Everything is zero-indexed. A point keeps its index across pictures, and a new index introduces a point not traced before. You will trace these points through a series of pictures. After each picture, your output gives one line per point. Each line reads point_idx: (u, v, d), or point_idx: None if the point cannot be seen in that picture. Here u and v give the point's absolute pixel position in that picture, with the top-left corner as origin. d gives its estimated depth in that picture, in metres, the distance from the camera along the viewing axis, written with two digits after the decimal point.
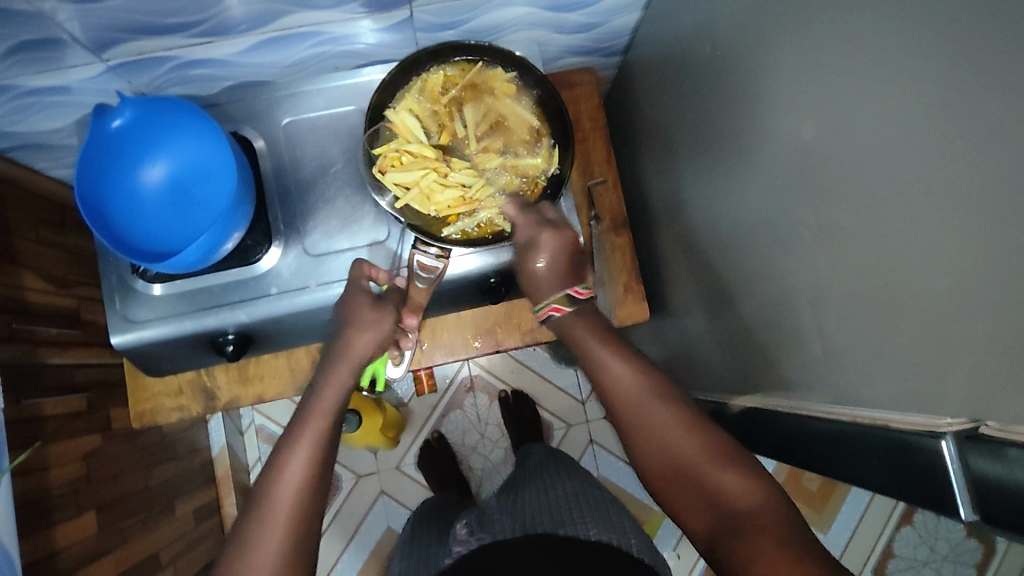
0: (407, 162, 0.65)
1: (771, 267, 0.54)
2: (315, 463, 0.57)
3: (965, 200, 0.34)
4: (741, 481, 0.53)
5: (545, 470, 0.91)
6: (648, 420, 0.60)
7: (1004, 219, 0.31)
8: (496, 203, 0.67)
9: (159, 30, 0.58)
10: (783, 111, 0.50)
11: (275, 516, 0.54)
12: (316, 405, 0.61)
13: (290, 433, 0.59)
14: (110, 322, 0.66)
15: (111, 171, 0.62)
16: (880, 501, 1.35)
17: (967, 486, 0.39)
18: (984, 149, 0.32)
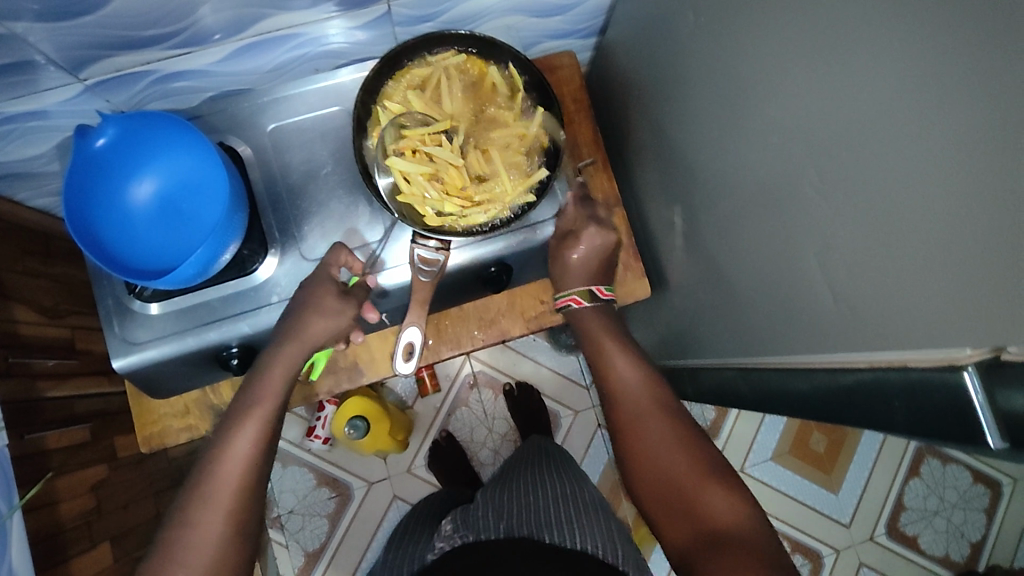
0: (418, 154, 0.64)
1: (772, 226, 0.55)
2: (259, 449, 0.59)
3: (966, 133, 0.34)
4: (728, 500, 0.58)
5: (531, 467, 0.91)
6: (659, 430, 0.65)
7: (1006, 146, 0.32)
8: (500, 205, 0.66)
9: (135, 44, 0.57)
10: (771, 70, 0.50)
11: (217, 496, 0.56)
12: (260, 390, 0.61)
13: (232, 419, 0.60)
14: (110, 346, 0.65)
15: (101, 190, 0.61)
16: (886, 456, 1.37)
17: (993, 416, 0.40)
18: (981, 80, 0.32)
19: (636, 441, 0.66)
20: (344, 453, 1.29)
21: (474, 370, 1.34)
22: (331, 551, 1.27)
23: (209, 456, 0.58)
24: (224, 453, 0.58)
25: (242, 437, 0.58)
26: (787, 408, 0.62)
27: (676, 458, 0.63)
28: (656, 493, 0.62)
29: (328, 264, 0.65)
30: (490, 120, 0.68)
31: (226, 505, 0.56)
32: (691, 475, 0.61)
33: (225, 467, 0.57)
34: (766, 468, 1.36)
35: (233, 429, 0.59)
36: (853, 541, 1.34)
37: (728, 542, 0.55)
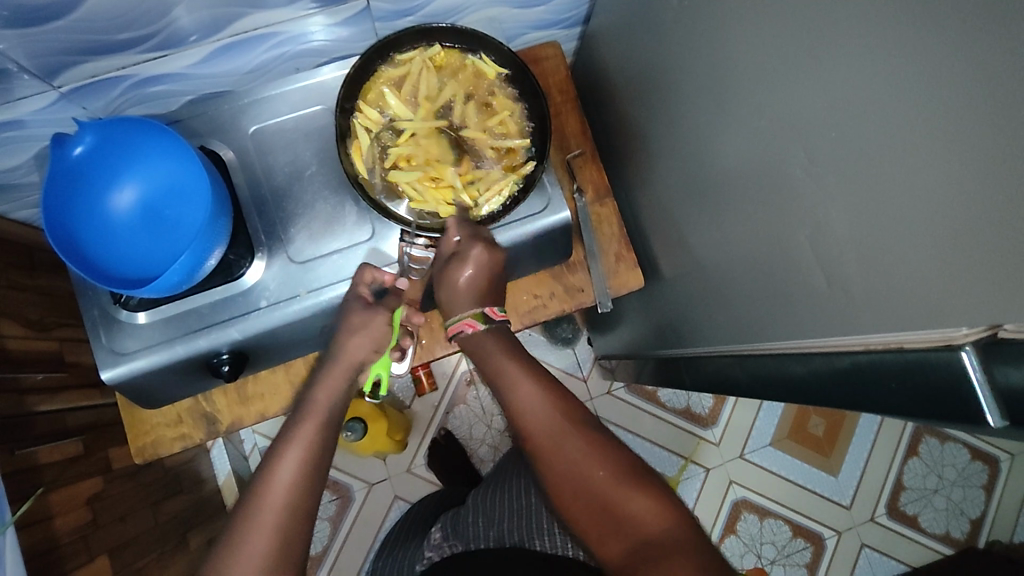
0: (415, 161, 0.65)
1: (763, 212, 0.54)
2: (305, 471, 0.59)
3: (956, 108, 0.33)
4: (652, 506, 0.56)
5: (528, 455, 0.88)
6: (572, 454, 0.59)
7: (996, 121, 0.31)
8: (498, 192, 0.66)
9: (110, 48, 0.56)
10: (757, 53, 0.49)
11: (263, 514, 0.57)
12: (310, 410, 0.62)
13: (283, 438, 0.61)
14: (98, 357, 0.64)
15: (81, 199, 0.60)
16: (885, 438, 1.37)
17: (992, 393, 0.39)
18: (969, 54, 0.32)
19: (553, 468, 0.59)
20: (343, 455, 1.29)
21: (471, 367, 1.33)
22: (332, 555, 1.26)
23: (260, 475, 0.59)
24: (273, 473, 0.58)
25: (288, 459, 0.59)
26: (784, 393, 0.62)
27: (594, 479, 0.58)
28: (580, 513, 0.58)
29: (356, 284, 0.65)
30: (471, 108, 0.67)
31: (271, 526, 0.56)
32: (607, 489, 0.57)
33: (274, 488, 0.58)
34: (765, 453, 1.36)
35: (280, 449, 0.60)
36: (854, 523, 1.34)
37: (654, 550, 0.53)
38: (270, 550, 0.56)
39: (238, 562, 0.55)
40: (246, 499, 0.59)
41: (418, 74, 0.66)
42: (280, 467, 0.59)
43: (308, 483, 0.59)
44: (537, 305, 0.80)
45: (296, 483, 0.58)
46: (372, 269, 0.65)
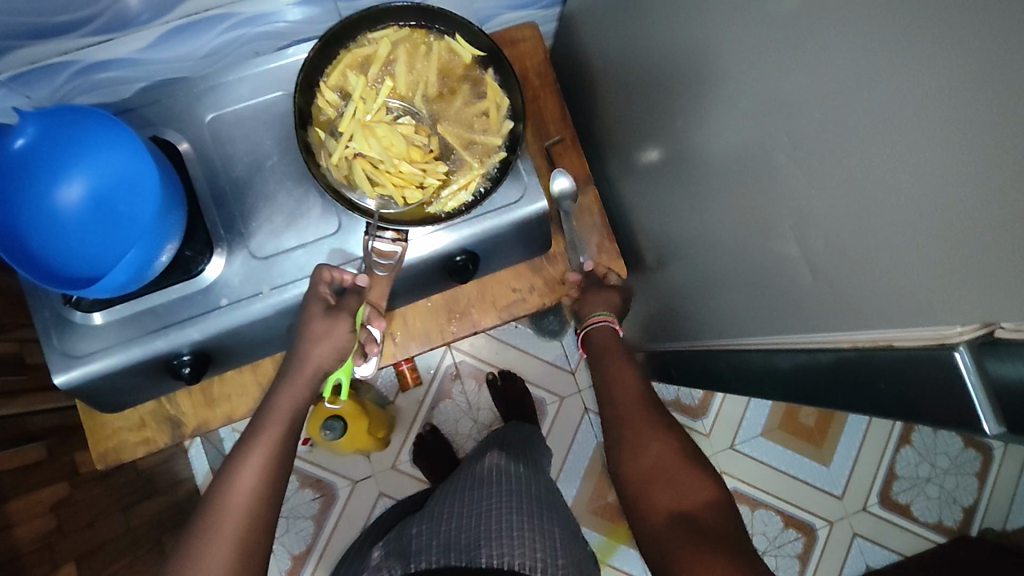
0: (373, 139, 0.60)
1: (746, 200, 0.51)
2: (267, 478, 0.57)
3: (957, 83, 0.30)
4: (705, 495, 0.60)
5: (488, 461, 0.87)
6: (641, 420, 0.68)
7: (998, 97, 0.28)
8: (462, 185, 0.62)
9: (48, 31, 0.52)
10: (739, 29, 0.46)
11: (224, 523, 0.54)
12: (270, 415, 0.60)
13: (242, 445, 0.59)
14: (50, 360, 0.61)
15: (24, 193, 0.56)
16: (877, 428, 1.35)
17: (988, 397, 0.37)
18: (971, 20, 0.28)
19: (624, 431, 0.68)
20: (325, 453, 1.26)
21: (456, 361, 1.30)
22: (317, 553, 1.24)
23: (218, 485, 0.57)
24: (230, 482, 0.56)
25: (249, 466, 0.57)
26: (771, 388, 0.59)
27: (664, 459, 0.64)
28: (637, 477, 0.64)
29: (313, 285, 0.61)
30: (442, 94, 0.64)
31: (230, 535, 0.54)
32: (669, 468, 0.62)
33: (232, 496, 0.56)
34: (756, 444, 1.34)
35: (241, 456, 0.57)
36: (846, 513, 1.33)
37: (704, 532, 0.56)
38: (231, 561, 0.53)
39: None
40: (206, 509, 0.56)
41: (386, 56, 0.62)
42: (238, 475, 0.57)
43: (269, 490, 0.57)
44: (516, 300, 0.77)
45: (254, 490, 0.56)
46: (330, 269, 0.62)
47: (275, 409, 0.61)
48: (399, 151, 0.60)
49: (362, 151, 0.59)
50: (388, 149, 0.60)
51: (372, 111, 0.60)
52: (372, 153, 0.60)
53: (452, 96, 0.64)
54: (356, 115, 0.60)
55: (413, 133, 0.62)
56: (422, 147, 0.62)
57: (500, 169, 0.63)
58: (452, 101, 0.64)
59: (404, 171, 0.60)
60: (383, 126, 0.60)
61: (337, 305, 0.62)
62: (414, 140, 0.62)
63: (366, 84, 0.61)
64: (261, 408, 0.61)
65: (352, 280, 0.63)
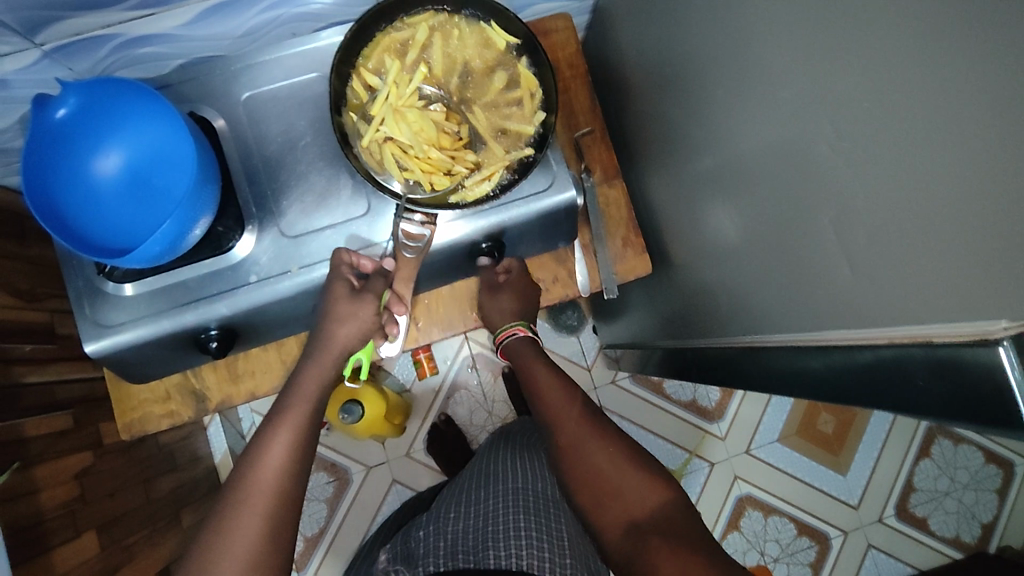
0: (403, 124, 0.60)
1: (782, 194, 0.51)
2: (295, 455, 0.58)
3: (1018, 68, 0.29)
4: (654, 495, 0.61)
5: (484, 460, 0.88)
6: (576, 429, 0.66)
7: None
8: (489, 175, 0.62)
9: (94, 4, 0.53)
10: (783, 18, 0.46)
11: (253, 498, 0.55)
12: (297, 394, 0.61)
13: (267, 426, 0.59)
14: (81, 329, 0.62)
15: (64, 162, 0.57)
16: (896, 437, 1.33)
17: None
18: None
19: (561, 440, 0.66)
20: (340, 437, 1.27)
21: (473, 352, 1.31)
22: (329, 537, 1.25)
23: (246, 461, 0.57)
24: (258, 459, 0.57)
25: (276, 444, 0.58)
26: (794, 387, 0.58)
27: (606, 462, 0.63)
28: (587, 486, 0.63)
29: (335, 266, 0.61)
30: (474, 82, 0.64)
31: (261, 510, 0.55)
32: (614, 477, 0.62)
33: (261, 473, 0.56)
34: (772, 450, 1.33)
35: (266, 436, 0.58)
36: (861, 523, 1.31)
37: (662, 535, 0.57)
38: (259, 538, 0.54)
39: (226, 548, 0.53)
40: (233, 482, 0.57)
41: (424, 42, 0.62)
42: (266, 452, 0.57)
43: (297, 467, 0.58)
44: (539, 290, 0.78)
45: (282, 467, 0.57)
46: (350, 251, 0.62)
47: (300, 387, 0.61)
48: (428, 137, 0.60)
49: (393, 135, 0.60)
50: (416, 135, 0.60)
51: (404, 96, 0.61)
52: (403, 138, 0.60)
53: (484, 86, 0.64)
54: (388, 100, 0.60)
55: (444, 120, 0.62)
56: (451, 135, 0.62)
57: (528, 161, 0.62)
58: (485, 92, 0.64)
59: (434, 158, 0.61)
60: (416, 112, 0.60)
61: (363, 288, 0.62)
62: (444, 127, 0.62)
63: (399, 70, 0.61)
64: (288, 387, 0.62)
65: (374, 265, 0.63)
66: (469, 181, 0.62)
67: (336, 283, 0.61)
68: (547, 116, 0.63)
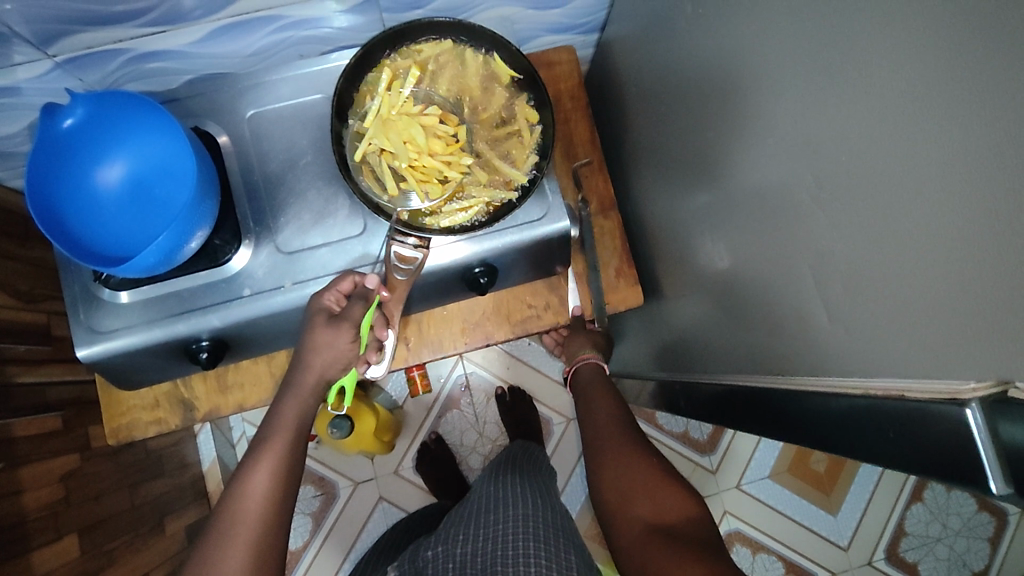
0: (394, 133, 0.60)
1: (768, 238, 0.51)
2: (278, 483, 0.58)
3: (987, 130, 0.30)
4: (679, 504, 0.66)
5: (491, 487, 0.87)
6: (619, 452, 0.75)
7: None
8: (471, 206, 0.63)
9: (106, 20, 0.55)
10: (772, 66, 0.46)
11: (237, 530, 0.55)
12: (279, 419, 0.61)
13: (252, 453, 0.59)
14: (75, 334, 0.63)
15: (68, 170, 0.58)
16: (888, 480, 1.32)
17: (997, 457, 0.36)
18: (1011, 69, 0.28)
19: (606, 462, 0.75)
20: (330, 451, 1.27)
21: (466, 372, 1.31)
22: (312, 550, 1.24)
23: (231, 490, 0.58)
24: (245, 486, 0.58)
25: (260, 472, 0.58)
26: (781, 431, 0.58)
27: (641, 474, 0.70)
28: (619, 492, 0.70)
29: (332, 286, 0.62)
30: (477, 113, 0.65)
31: (244, 540, 0.55)
32: (646, 487, 0.69)
33: (245, 504, 0.57)
34: (762, 486, 1.32)
35: (249, 464, 0.58)
36: (849, 565, 1.30)
37: (673, 535, 0.61)
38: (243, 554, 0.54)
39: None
40: (221, 508, 0.57)
41: (432, 69, 0.64)
42: (250, 480, 0.58)
43: (280, 498, 0.58)
44: (530, 315, 0.77)
45: (267, 496, 0.57)
46: (332, 284, 0.62)
47: (286, 412, 0.61)
48: (417, 147, 0.60)
49: (383, 145, 0.60)
50: (405, 144, 0.60)
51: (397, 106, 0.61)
52: (391, 147, 0.60)
53: (488, 117, 0.65)
54: (384, 111, 0.61)
55: (436, 125, 0.61)
56: (444, 142, 0.61)
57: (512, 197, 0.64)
58: (487, 122, 0.65)
59: (426, 166, 0.60)
60: (404, 118, 0.60)
61: (341, 315, 0.61)
62: (437, 137, 0.61)
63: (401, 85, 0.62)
64: (268, 416, 0.62)
65: (355, 285, 0.62)
66: (447, 208, 0.63)
67: (326, 306, 0.62)
68: (540, 159, 0.64)
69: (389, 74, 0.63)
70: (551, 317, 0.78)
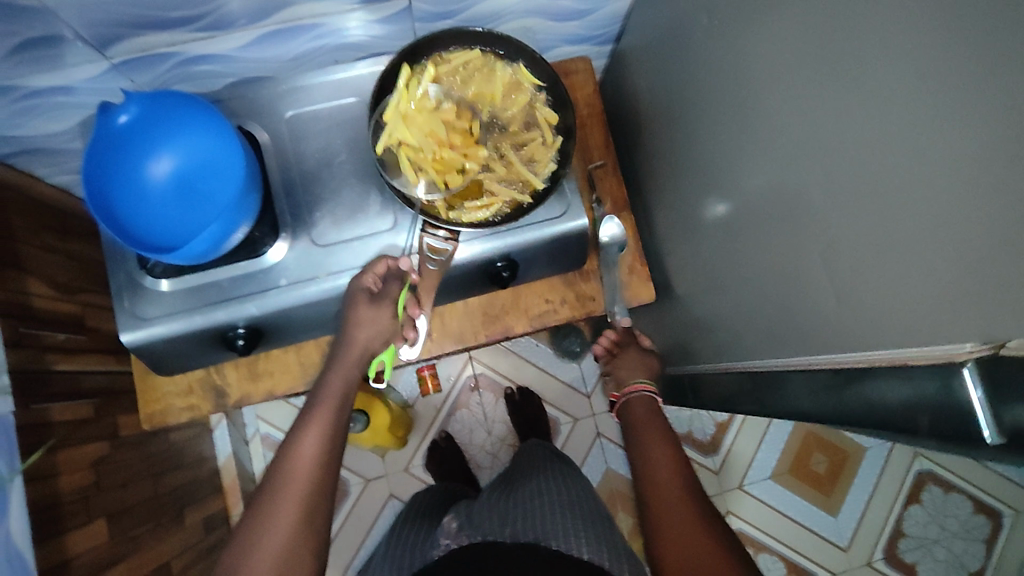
0: (414, 127, 0.65)
1: (778, 230, 0.55)
2: (327, 448, 0.61)
3: (975, 126, 0.34)
4: None
5: (539, 475, 0.90)
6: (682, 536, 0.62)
7: (1017, 139, 0.31)
8: (491, 199, 0.67)
9: (162, 25, 0.59)
10: (783, 73, 0.50)
11: (290, 488, 0.58)
12: (324, 393, 0.65)
13: (301, 422, 0.63)
14: (119, 320, 0.66)
15: (121, 164, 0.62)
16: (887, 482, 1.35)
17: (989, 410, 0.41)
18: (991, 71, 0.32)
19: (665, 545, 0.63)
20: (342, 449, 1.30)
21: (476, 372, 1.34)
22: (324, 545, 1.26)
23: (282, 453, 0.61)
24: (296, 450, 0.61)
25: (309, 437, 0.61)
26: (801, 412, 0.61)
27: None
28: None
29: (366, 275, 0.66)
30: (496, 111, 0.69)
31: (295, 496, 0.58)
32: None
33: (298, 464, 0.60)
34: (765, 486, 1.35)
35: (299, 430, 0.62)
36: (850, 565, 1.33)
37: None
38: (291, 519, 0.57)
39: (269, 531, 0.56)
40: (271, 471, 0.60)
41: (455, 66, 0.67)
42: (300, 444, 0.61)
43: (328, 462, 0.61)
44: (547, 309, 0.81)
45: (318, 457, 0.60)
46: (370, 268, 0.66)
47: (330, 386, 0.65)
48: (435, 141, 0.65)
49: (404, 138, 0.64)
50: (425, 137, 0.65)
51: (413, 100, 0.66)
52: (412, 139, 0.64)
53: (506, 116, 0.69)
54: (406, 105, 0.65)
55: (453, 121, 0.66)
56: (461, 134, 0.66)
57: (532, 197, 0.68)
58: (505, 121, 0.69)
59: (445, 157, 0.65)
60: (423, 114, 0.65)
61: (380, 294, 0.67)
62: (454, 130, 0.66)
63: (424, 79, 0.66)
64: (314, 393, 0.66)
65: (391, 267, 0.67)
66: (470, 204, 0.67)
67: (361, 288, 0.66)
68: (557, 167, 0.68)
69: (409, 71, 0.66)
70: (568, 311, 0.82)
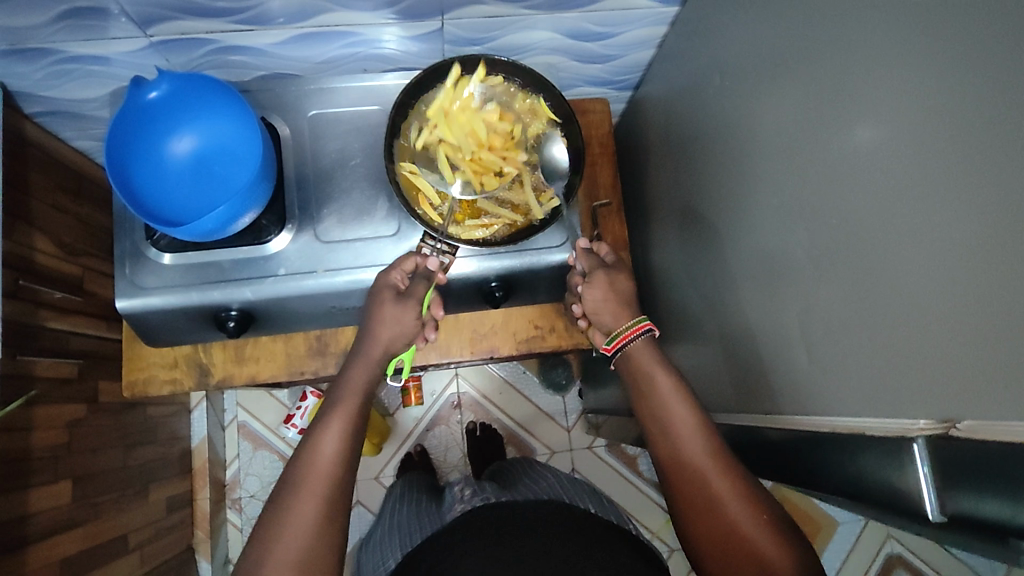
0: (455, 127, 0.67)
1: (764, 289, 0.57)
2: (346, 445, 0.62)
3: (950, 214, 0.35)
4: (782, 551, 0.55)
5: (530, 469, 1.02)
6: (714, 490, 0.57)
7: (986, 228, 0.33)
8: (503, 217, 0.69)
9: (205, 13, 0.62)
10: (783, 139, 0.53)
11: (311, 483, 0.59)
12: (346, 386, 0.65)
13: (320, 418, 0.63)
14: (118, 286, 0.68)
15: (145, 136, 0.64)
16: (856, 560, 1.34)
17: (933, 481, 0.41)
18: (968, 163, 0.34)
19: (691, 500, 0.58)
20: None
21: (459, 391, 1.35)
22: None
23: (303, 449, 0.61)
24: (317, 447, 0.61)
25: (330, 432, 0.61)
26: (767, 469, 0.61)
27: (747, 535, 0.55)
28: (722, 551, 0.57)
29: (382, 279, 0.68)
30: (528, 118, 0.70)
31: (316, 491, 0.58)
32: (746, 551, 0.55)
33: (317, 459, 0.60)
34: None
35: (320, 425, 0.62)
36: None
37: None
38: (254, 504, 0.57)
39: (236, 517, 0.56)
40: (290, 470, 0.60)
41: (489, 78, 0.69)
42: (322, 441, 0.61)
43: (349, 458, 0.61)
44: (536, 336, 0.83)
45: (338, 455, 0.61)
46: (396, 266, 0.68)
47: (350, 381, 0.66)
48: (476, 141, 0.67)
49: (444, 136, 0.67)
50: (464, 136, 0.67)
51: (461, 100, 0.68)
52: (452, 139, 0.67)
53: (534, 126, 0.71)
54: (447, 102, 0.68)
55: (496, 123, 0.68)
56: (502, 138, 0.68)
57: (531, 225, 0.69)
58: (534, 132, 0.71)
59: (484, 159, 0.68)
60: (466, 115, 0.68)
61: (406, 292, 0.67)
62: (497, 133, 0.69)
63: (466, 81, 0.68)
64: (335, 386, 0.66)
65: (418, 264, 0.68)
66: (471, 222, 0.69)
67: (388, 285, 0.67)
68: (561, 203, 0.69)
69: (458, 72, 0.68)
70: (555, 340, 0.83)
